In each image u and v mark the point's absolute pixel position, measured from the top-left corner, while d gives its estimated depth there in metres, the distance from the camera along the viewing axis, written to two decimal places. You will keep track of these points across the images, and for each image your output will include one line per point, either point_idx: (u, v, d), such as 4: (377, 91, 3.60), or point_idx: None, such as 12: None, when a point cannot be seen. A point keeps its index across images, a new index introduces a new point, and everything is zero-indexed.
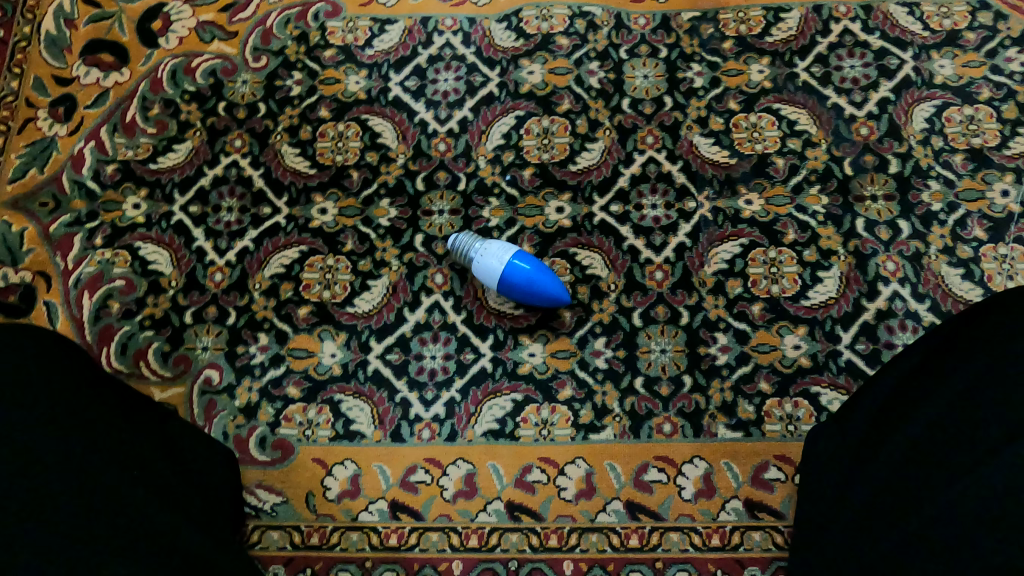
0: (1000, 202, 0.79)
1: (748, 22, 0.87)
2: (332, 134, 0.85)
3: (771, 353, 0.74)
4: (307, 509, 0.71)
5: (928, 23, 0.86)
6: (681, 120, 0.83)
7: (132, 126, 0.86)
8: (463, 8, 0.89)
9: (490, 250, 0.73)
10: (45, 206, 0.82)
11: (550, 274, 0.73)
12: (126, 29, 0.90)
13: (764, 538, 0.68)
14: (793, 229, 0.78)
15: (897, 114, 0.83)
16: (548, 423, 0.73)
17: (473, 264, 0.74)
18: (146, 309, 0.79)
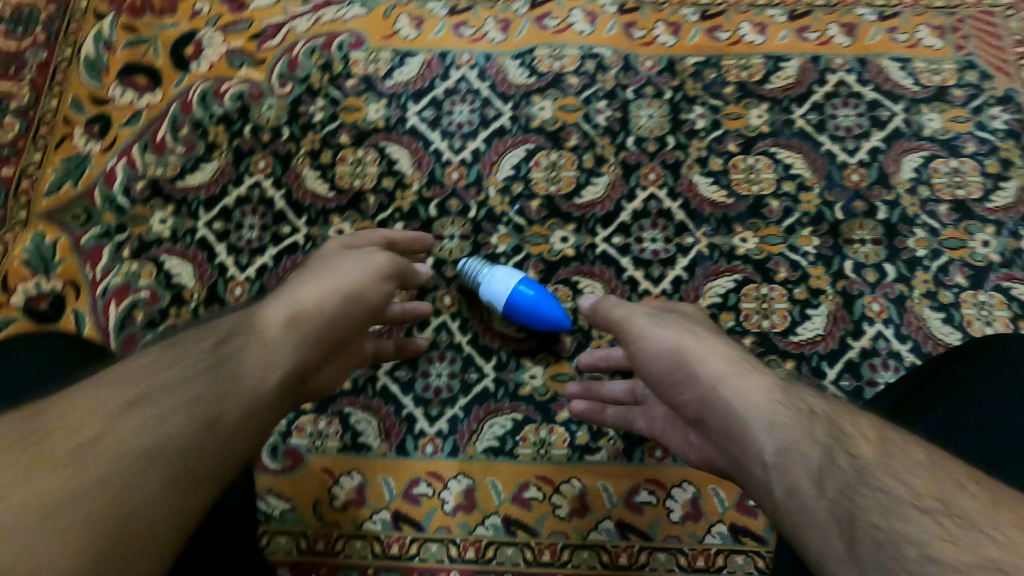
0: (981, 252, 0.83)
1: (749, 69, 0.93)
2: (352, 159, 0.90)
3: None
4: (314, 517, 0.75)
5: (919, 78, 0.92)
6: (682, 159, 0.88)
7: (162, 145, 0.91)
8: (480, 44, 0.94)
9: (499, 275, 0.77)
10: (77, 218, 0.87)
11: (552, 300, 0.77)
12: (160, 54, 0.95)
13: (746, 561, 0.72)
14: (785, 268, 0.83)
15: (886, 163, 0.88)
16: (546, 443, 0.77)
17: (482, 288, 0.78)
18: (169, 319, 0.83)
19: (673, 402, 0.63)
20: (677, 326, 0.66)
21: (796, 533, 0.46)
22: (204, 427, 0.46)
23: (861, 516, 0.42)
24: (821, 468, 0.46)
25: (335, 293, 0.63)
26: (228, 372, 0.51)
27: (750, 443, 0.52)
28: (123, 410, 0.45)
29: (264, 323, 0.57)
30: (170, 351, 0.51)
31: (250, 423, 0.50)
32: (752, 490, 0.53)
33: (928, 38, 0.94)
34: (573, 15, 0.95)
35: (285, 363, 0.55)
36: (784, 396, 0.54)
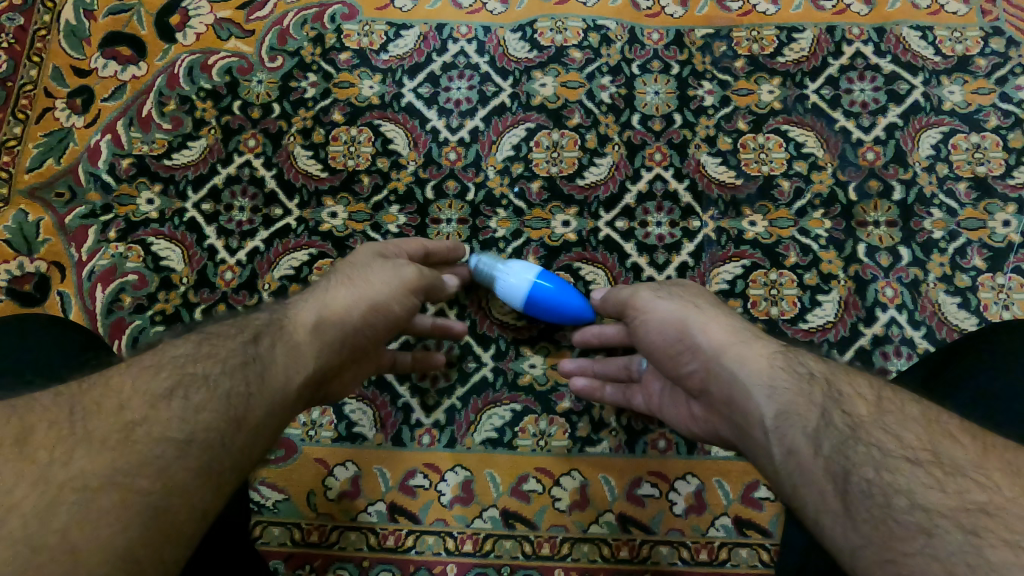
0: (1001, 232, 0.80)
1: (760, 41, 0.88)
2: (344, 138, 0.86)
3: None
4: (307, 507, 0.73)
5: (940, 49, 0.87)
6: (689, 138, 0.84)
7: (148, 121, 0.87)
8: (478, 16, 0.90)
9: (516, 272, 0.73)
10: (61, 197, 0.84)
11: (573, 291, 0.73)
12: (144, 23, 0.91)
13: (751, 554, 0.70)
14: (795, 252, 0.80)
15: (904, 140, 0.84)
16: (545, 434, 0.75)
17: (499, 285, 0.74)
18: (157, 304, 0.81)
19: (675, 375, 0.60)
20: (684, 301, 0.63)
21: (793, 497, 0.44)
22: (233, 422, 0.44)
23: (854, 473, 0.40)
24: (819, 426, 0.44)
25: (366, 299, 0.61)
26: (257, 372, 0.48)
27: (748, 406, 0.49)
28: (169, 393, 0.43)
29: (292, 326, 0.55)
30: (206, 344, 0.49)
31: (274, 423, 0.48)
32: (753, 453, 0.50)
33: (951, 4, 0.89)
34: None
35: (309, 366, 0.53)
36: (786, 363, 0.50)
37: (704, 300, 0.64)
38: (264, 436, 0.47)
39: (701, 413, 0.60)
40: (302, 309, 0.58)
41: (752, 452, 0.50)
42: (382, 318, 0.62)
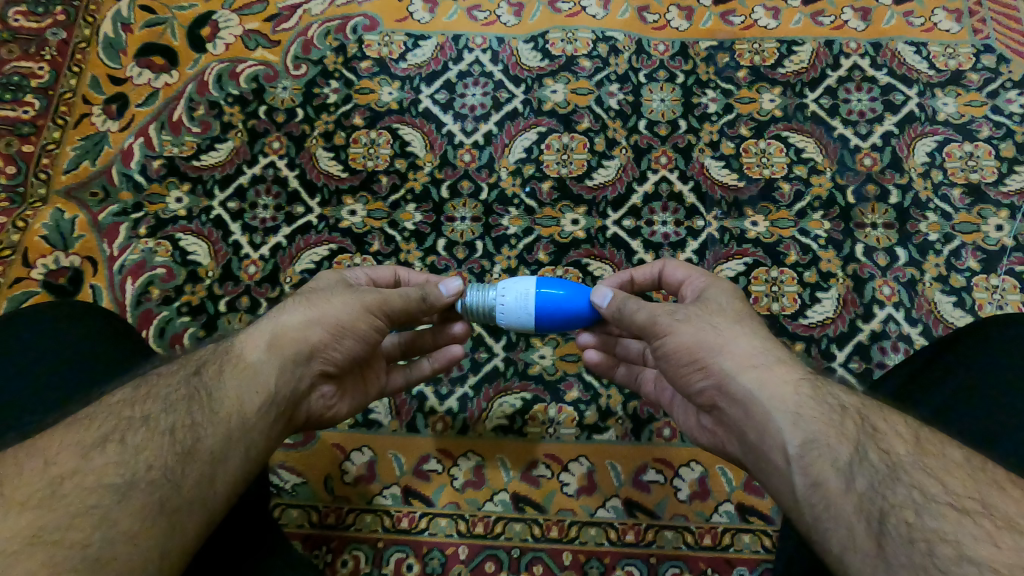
0: (994, 235, 0.83)
1: (761, 53, 0.93)
2: (364, 141, 0.90)
3: None
4: (324, 491, 0.76)
5: (934, 62, 0.91)
6: (694, 143, 0.88)
7: (179, 125, 0.92)
8: (493, 27, 0.95)
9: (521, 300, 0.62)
10: (95, 196, 0.88)
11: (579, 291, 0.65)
12: (177, 35, 0.97)
13: (754, 540, 0.72)
14: (796, 251, 0.83)
15: (900, 147, 0.88)
16: (554, 421, 0.77)
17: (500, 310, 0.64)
18: (184, 296, 0.84)
19: (683, 390, 0.60)
20: (703, 315, 0.58)
21: (815, 528, 0.47)
22: (181, 455, 0.48)
23: (891, 514, 0.43)
24: (854, 461, 0.46)
25: (324, 319, 0.60)
26: (203, 404, 0.52)
27: (769, 429, 0.51)
28: (103, 442, 0.47)
29: (244, 351, 0.56)
30: (144, 386, 0.53)
31: (237, 446, 0.52)
32: (766, 473, 0.52)
33: (945, 22, 0.93)
34: None
35: (269, 387, 0.55)
36: (814, 391, 0.52)
37: (726, 313, 0.59)
38: (227, 461, 0.51)
39: (712, 423, 0.61)
40: (251, 334, 0.58)
41: (762, 471, 0.53)
42: (349, 338, 0.61)
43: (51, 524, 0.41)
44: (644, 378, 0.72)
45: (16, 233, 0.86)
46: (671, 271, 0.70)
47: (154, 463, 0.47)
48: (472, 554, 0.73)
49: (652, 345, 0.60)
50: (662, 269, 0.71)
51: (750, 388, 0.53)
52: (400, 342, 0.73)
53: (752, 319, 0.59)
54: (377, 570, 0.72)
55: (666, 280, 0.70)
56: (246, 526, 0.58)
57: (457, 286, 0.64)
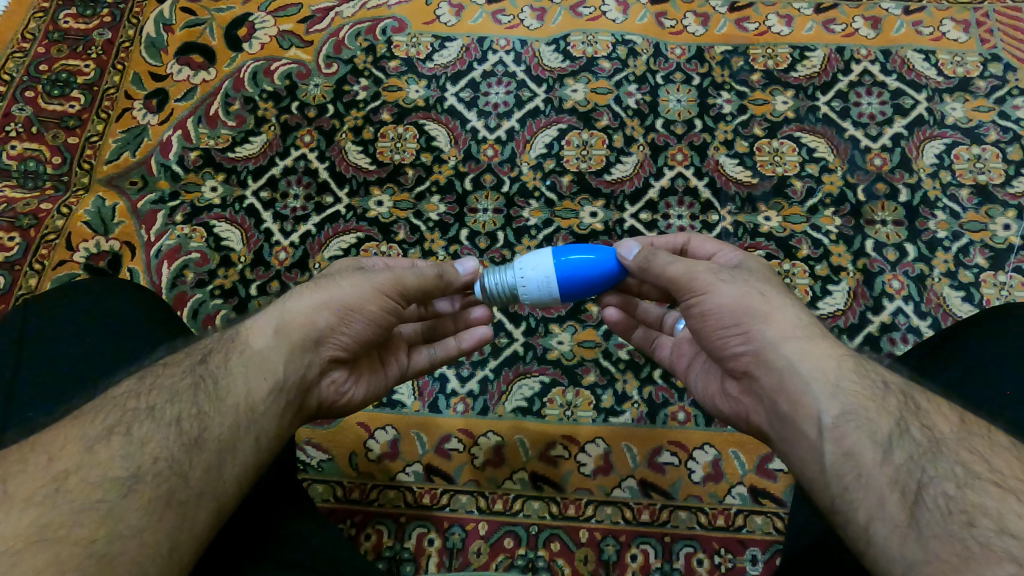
0: (1002, 234, 0.85)
1: (775, 58, 0.96)
2: (392, 135, 0.94)
3: None
4: (350, 467, 0.78)
5: (942, 70, 0.94)
6: (709, 141, 0.91)
7: (215, 119, 0.96)
8: (516, 31, 0.99)
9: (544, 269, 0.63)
10: (134, 185, 0.92)
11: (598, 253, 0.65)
12: (215, 35, 1.02)
13: (766, 522, 0.74)
14: (807, 245, 0.85)
15: (909, 148, 0.90)
16: (572, 404, 0.80)
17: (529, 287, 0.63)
18: (217, 279, 0.86)
19: (716, 353, 0.59)
20: (749, 282, 0.58)
21: (841, 499, 0.46)
22: (188, 447, 0.47)
23: (929, 485, 0.43)
24: (894, 436, 0.46)
25: (334, 302, 0.59)
26: (210, 392, 0.51)
27: (805, 399, 0.50)
28: (107, 434, 0.46)
29: (250, 338, 0.55)
30: (149, 375, 0.51)
31: (245, 434, 0.50)
32: (792, 444, 0.52)
33: (952, 32, 0.97)
34: (606, 4, 1.01)
35: (277, 374, 0.54)
36: (856, 367, 0.51)
37: (770, 283, 0.59)
38: (236, 450, 0.49)
39: (740, 391, 0.60)
40: (258, 322, 0.57)
41: (789, 442, 0.52)
42: (358, 318, 0.60)
43: (56, 520, 0.40)
44: (659, 341, 0.73)
45: (60, 219, 0.89)
46: (699, 245, 0.70)
47: (161, 456, 0.45)
48: (491, 531, 0.75)
49: (690, 305, 0.59)
50: (688, 241, 0.71)
51: (791, 358, 0.52)
52: (423, 330, 0.73)
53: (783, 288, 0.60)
54: (399, 544, 0.74)
55: (691, 252, 0.71)
56: (262, 510, 0.56)
57: (473, 266, 0.66)
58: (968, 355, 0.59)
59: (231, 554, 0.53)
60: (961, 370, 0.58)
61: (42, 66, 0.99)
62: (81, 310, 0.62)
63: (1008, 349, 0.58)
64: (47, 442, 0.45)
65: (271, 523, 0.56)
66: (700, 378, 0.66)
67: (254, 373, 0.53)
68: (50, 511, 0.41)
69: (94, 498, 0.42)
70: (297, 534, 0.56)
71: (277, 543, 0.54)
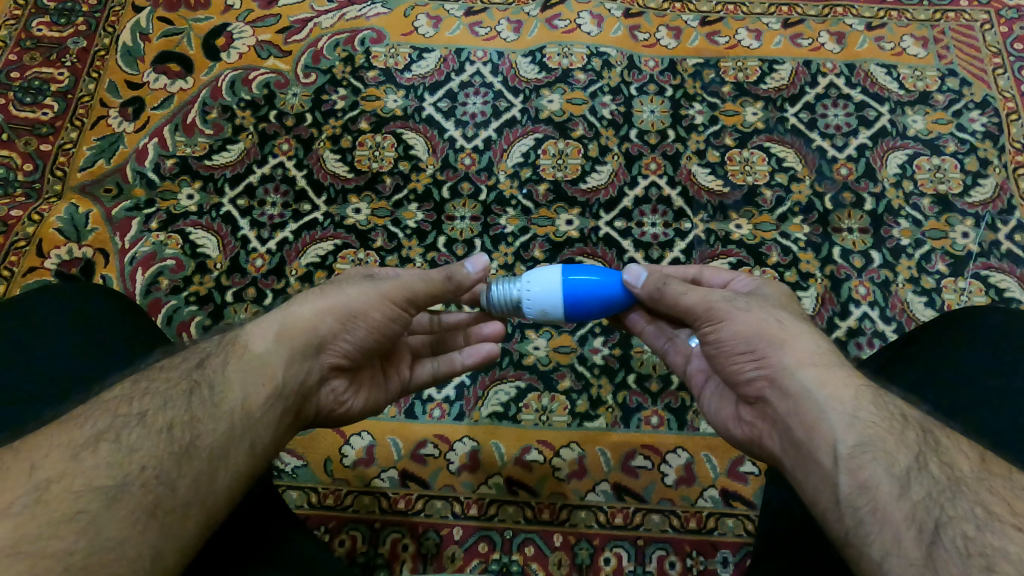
0: (961, 242, 0.87)
1: (745, 70, 0.99)
2: (370, 144, 0.95)
3: None
4: (325, 474, 0.78)
5: (904, 83, 0.98)
6: (681, 151, 0.93)
7: (192, 127, 0.96)
8: (494, 42, 1.01)
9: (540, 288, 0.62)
10: (109, 192, 0.92)
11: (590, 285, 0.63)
12: (193, 44, 1.02)
13: (737, 524, 0.75)
14: (777, 252, 0.87)
15: (874, 158, 0.93)
16: (547, 409, 0.81)
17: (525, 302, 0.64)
18: (192, 286, 0.86)
19: (730, 378, 0.59)
20: (762, 309, 0.58)
21: (853, 531, 0.45)
22: (178, 456, 0.44)
23: (948, 525, 0.41)
24: (913, 469, 0.44)
25: (338, 307, 0.58)
26: (206, 398, 0.48)
27: (820, 428, 0.49)
28: (95, 441, 0.43)
29: (251, 341, 0.53)
30: (143, 381, 0.49)
31: (240, 445, 0.47)
32: (804, 471, 0.50)
33: (912, 47, 1.00)
34: (581, 17, 1.03)
35: (276, 380, 0.52)
36: (874, 399, 0.50)
37: (785, 310, 0.59)
38: (229, 457, 0.46)
39: (753, 416, 0.58)
40: (259, 324, 0.55)
41: (802, 470, 0.51)
42: (360, 325, 0.59)
43: (32, 533, 0.37)
44: (669, 359, 0.71)
45: (31, 226, 0.89)
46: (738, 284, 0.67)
47: (149, 464, 0.42)
48: (466, 535, 0.75)
49: (705, 332, 0.60)
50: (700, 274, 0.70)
51: (807, 384, 0.51)
52: (432, 341, 0.73)
53: (801, 318, 0.59)
54: (373, 550, 0.74)
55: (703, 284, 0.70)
56: (240, 532, 0.54)
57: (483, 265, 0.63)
58: (935, 356, 0.60)
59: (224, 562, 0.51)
60: (922, 373, 0.60)
61: (15, 74, 0.99)
62: (39, 308, 0.59)
63: (966, 350, 0.59)
64: (30, 450, 0.41)
65: (264, 534, 0.55)
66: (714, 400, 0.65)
67: (254, 378, 0.51)
68: (24, 523, 0.37)
69: (76, 509, 0.39)
70: (287, 545, 0.55)
71: (268, 553, 0.53)
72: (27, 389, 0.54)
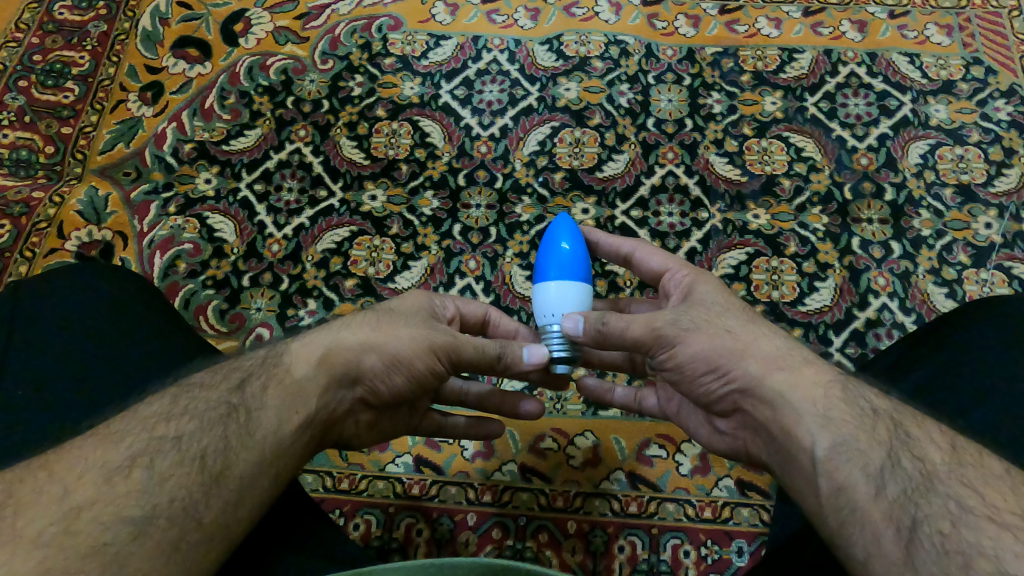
0: (984, 233, 0.86)
1: (765, 59, 0.98)
2: (387, 131, 0.95)
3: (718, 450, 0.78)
4: (340, 458, 0.79)
5: (927, 72, 0.96)
6: (699, 140, 0.93)
7: (210, 112, 0.96)
8: (511, 30, 1.01)
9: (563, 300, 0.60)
10: (128, 176, 0.92)
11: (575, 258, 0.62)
12: (211, 30, 1.03)
13: (753, 514, 0.74)
14: (795, 242, 0.86)
15: (894, 148, 0.92)
16: (561, 398, 0.81)
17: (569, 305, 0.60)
18: (209, 270, 0.86)
19: (700, 397, 0.58)
20: (711, 321, 0.56)
21: (838, 532, 0.43)
22: (206, 488, 0.42)
23: (924, 523, 0.39)
24: (885, 467, 0.43)
25: (385, 347, 0.56)
26: (241, 424, 0.46)
27: (797, 432, 0.48)
28: (129, 465, 0.41)
29: (292, 365, 0.52)
30: (183, 399, 0.48)
31: (269, 471, 0.46)
32: (791, 480, 0.49)
33: (936, 36, 0.99)
34: (599, 5, 1.02)
35: (313, 408, 0.51)
36: (842, 395, 0.48)
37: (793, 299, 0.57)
38: (257, 486, 0.45)
39: (733, 426, 0.58)
40: (307, 344, 0.54)
41: (790, 480, 0.49)
42: (403, 370, 0.57)
43: (59, 564, 0.35)
44: (615, 393, 0.71)
45: (52, 208, 0.89)
46: (671, 278, 0.64)
47: (179, 494, 0.41)
48: (480, 522, 0.75)
49: (661, 360, 0.57)
50: (631, 255, 0.68)
51: (779, 388, 0.50)
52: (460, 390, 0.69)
53: (764, 322, 0.57)
54: (387, 534, 0.75)
55: (635, 263, 0.68)
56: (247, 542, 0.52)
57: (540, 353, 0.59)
58: (954, 347, 0.59)
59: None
60: (943, 360, 0.59)
61: (36, 56, 0.99)
62: (60, 288, 0.60)
63: (990, 339, 0.58)
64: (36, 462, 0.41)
65: (269, 545, 0.53)
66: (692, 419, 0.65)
67: (291, 405, 0.49)
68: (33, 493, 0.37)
69: (101, 541, 0.37)
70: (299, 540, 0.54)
71: (273, 556, 0.52)
72: (49, 364, 0.54)
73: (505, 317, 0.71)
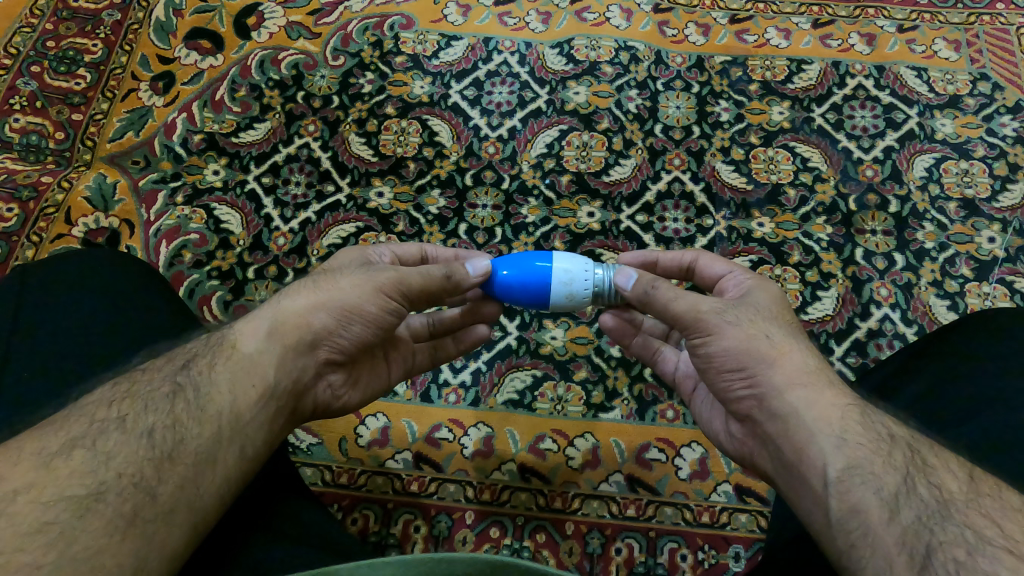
0: (987, 247, 0.86)
1: (773, 70, 0.99)
2: (395, 129, 0.95)
3: (715, 457, 0.77)
4: (339, 452, 0.79)
5: (934, 87, 0.97)
6: (706, 147, 0.93)
7: (220, 103, 0.97)
8: (522, 33, 1.01)
9: (575, 259, 0.62)
10: (136, 164, 0.92)
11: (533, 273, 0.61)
12: (224, 22, 1.03)
13: (750, 520, 0.75)
14: (799, 251, 0.86)
15: (900, 161, 0.92)
16: (563, 399, 0.81)
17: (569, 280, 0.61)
18: (214, 261, 0.86)
19: (719, 397, 0.58)
20: (753, 321, 0.55)
21: (847, 554, 0.44)
22: (157, 463, 0.44)
23: (938, 549, 0.41)
24: (901, 492, 0.44)
25: (330, 303, 0.56)
26: (190, 402, 0.48)
27: (808, 450, 0.48)
28: (69, 448, 0.42)
29: (239, 341, 0.53)
30: (125, 383, 0.48)
31: (227, 449, 0.47)
32: (797, 491, 0.50)
33: (944, 51, 0.99)
34: (610, 11, 1.03)
35: (266, 380, 0.51)
36: (861, 418, 0.49)
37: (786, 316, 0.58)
38: (216, 463, 0.46)
39: (744, 433, 0.59)
40: (251, 319, 0.55)
41: (795, 491, 0.50)
42: (357, 322, 0.56)
43: None
44: (662, 353, 0.71)
45: (60, 193, 0.89)
46: (707, 264, 0.67)
47: (127, 470, 0.42)
48: (478, 519, 0.75)
49: (693, 345, 0.57)
50: (657, 259, 0.70)
51: (797, 406, 0.50)
52: (430, 323, 0.70)
53: (790, 327, 0.56)
54: (384, 530, 0.75)
55: (699, 270, 0.68)
56: (247, 512, 0.53)
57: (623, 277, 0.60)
58: (955, 357, 0.59)
59: (233, 543, 0.51)
60: (944, 369, 0.59)
61: (49, 42, 1.00)
62: (70, 272, 0.60)
63: (990, 350, 0.58)
64: (28, 454, 0.41)
65: (262, 526, 0.53)
66: (705, 407, 0.66)
67: (240, 383, 0.50)
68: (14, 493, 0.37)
69: None
70: (298, 518, 0.55)
71: (280, 528, 0.53)
72: (52, 347, 0.55)
73: (444, 248, 0.72)
